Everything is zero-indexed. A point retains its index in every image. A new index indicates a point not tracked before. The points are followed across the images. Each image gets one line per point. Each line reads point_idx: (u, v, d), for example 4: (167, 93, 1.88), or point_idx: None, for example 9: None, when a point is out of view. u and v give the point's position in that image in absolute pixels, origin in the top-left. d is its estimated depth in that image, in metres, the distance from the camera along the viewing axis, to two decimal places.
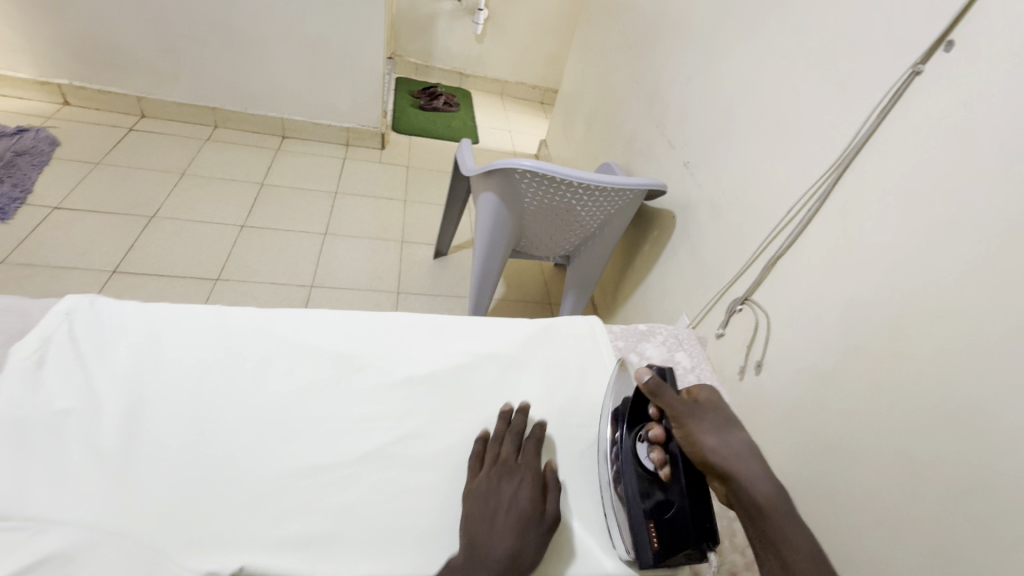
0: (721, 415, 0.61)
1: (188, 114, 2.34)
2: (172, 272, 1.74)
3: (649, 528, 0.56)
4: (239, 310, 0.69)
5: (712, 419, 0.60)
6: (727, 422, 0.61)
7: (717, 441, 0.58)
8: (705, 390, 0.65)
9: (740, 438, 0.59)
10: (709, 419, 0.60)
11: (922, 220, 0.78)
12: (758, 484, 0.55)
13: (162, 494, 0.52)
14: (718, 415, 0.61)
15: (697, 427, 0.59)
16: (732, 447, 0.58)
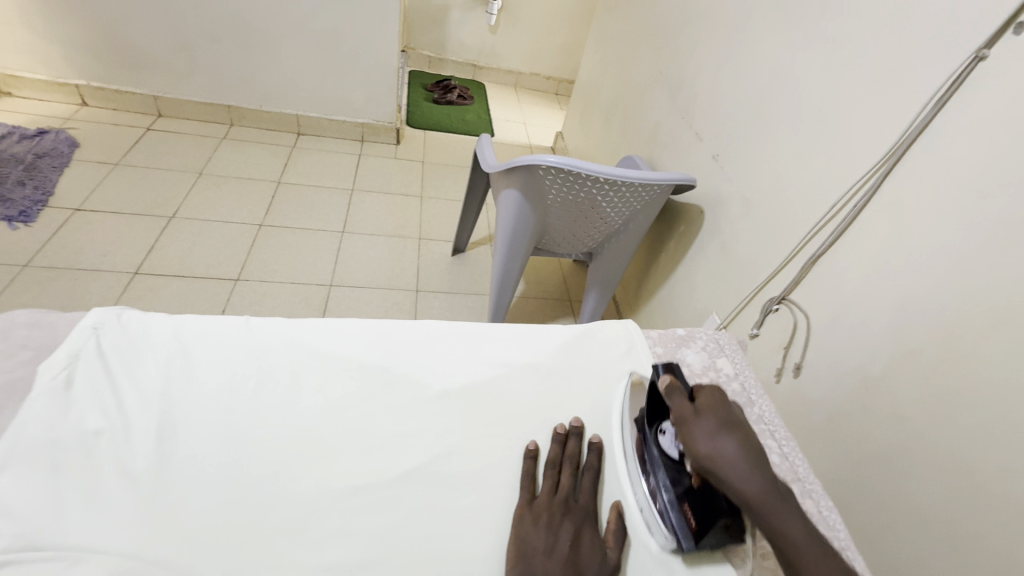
0: (719, 420, 0.58)
1: (204, 112, 2.33)
2: (192, 273, 1.74)
3: (683, 511, 0.56)
4: (268, 320, 0.66)
5: (706, 423, 0.58)
6: (724, 426, 0.58)
7: (706, 447, 0.56)
8: (709, 391, 0.62)
9: (736, 442, 0.56)
10: (702, 424, 0.58)
11: (986, 218, 0.73)
12: (744, 488, 0.53)
13: (196, 518, 0.50)
14: (715, 420, 0.58)
15: (688, 433, 0.58)
16: (722, 455, 0.55)
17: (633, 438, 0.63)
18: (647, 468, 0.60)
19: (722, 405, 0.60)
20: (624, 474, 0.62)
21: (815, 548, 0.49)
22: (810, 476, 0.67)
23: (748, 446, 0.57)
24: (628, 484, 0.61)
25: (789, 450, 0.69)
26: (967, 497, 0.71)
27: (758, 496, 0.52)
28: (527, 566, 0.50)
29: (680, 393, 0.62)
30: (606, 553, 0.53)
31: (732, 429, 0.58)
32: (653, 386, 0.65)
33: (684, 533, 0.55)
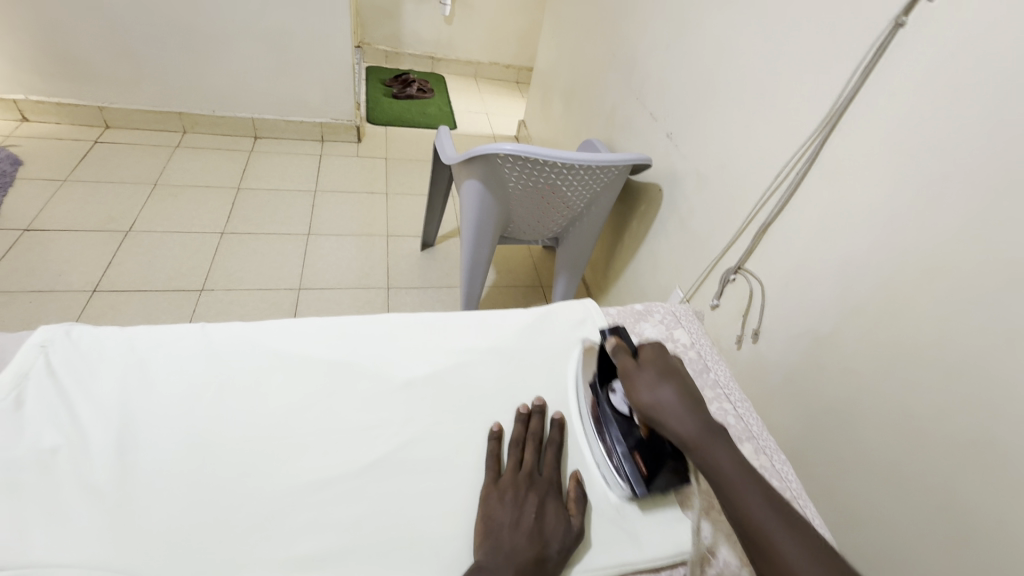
0: (658, 371, 0.61)
1: (155, 121, 2.26)
2: (153, 287, 1.70)
3: (635, 460, 0.60)
4: (225, 325, 0.67)
5: (647, 375, 0.61)
6: (664, 376, 0.61)
7: (647, 396, 0.59)
8: (651, 347, 0.65)
9: (674, 390, 0.59)
10: (643, 376, 0.61)
11: (913, 178, 0.77)
12: (681, 430, 0.56)
13: (161, 523, 0.50)
14: (655, 370, 0.61)
15: (631, 385, 0.61)
16: (661, 401, 0.58)
17: (587, 402, 0.67)
18: (601, 424, 0.64)
19: (662, 357, 0.63)
20: (580, 429, 0.66)
21: (746, 480, 0.51)
22: (763, 433, 0.70)
23: (685, 392, 0.59)
24: (586, 442, 0.64)
25: (743, 410, 0.73)
26: (911, 440, 0.76)
27: (693, 436, 0.55)
28: (493, 540, 0.51)
29: (625, 351, 0.65)
30: (569, 520, 0.55)
31: (670, 379, 0.60)
32: (602, 350, 0.68)
33: (637, 480, 0.59)
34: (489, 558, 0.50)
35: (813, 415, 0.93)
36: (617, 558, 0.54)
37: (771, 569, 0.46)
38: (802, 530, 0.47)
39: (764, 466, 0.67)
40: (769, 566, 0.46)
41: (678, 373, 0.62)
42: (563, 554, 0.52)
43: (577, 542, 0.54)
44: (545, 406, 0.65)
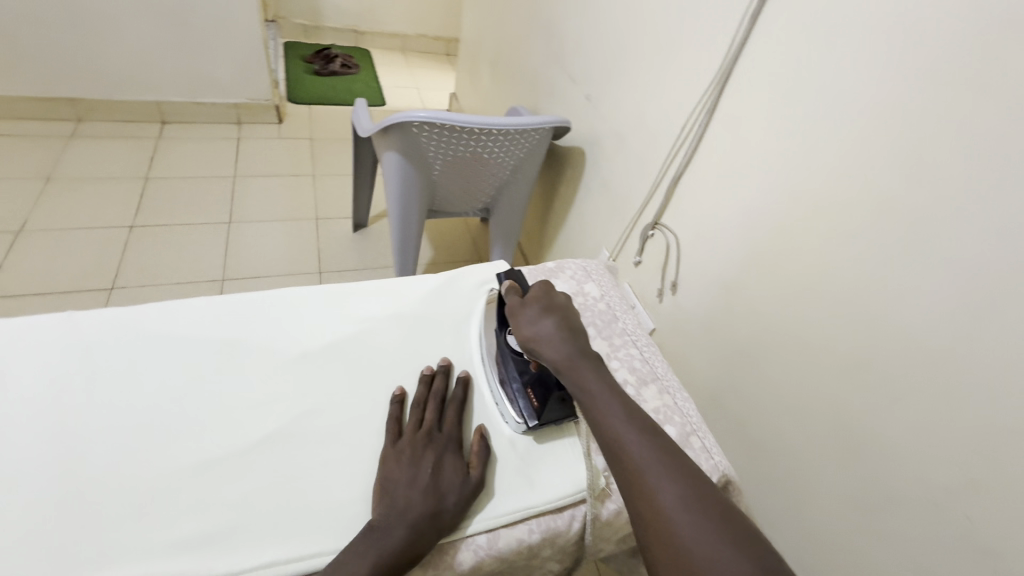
0: (540, 305, 0.63)
1: (42, 109, 2.04)
2: (54, 290, 1.56)
3: (528, 394, 0.61)
4: (98, 313, 0.63)
5: (530, 310, 0.62)
6: (545, 309, 0.62)
7: (528, 330, 0.61)
8: (539, 284, 0.66)
9: (554, 322, 0.61)
10: (527, 312, 0.63)
11: (796, 121, 0.81)
12: (556, 358, 0.58)
13: (19, 523, 0.46)
14: (538, 305, 0.63)
15: (516, 322, 0.62)
16: (540, 334, 0.60)
17: (489, 345, 0.68)
18: (499, 363, 0.66)
19: (549, 293, 0.65)
20: (481, 371, 0.67)
21: (608, 398, 0.54)
22: (667, 374, 0.73)
23: (564, 323, 0.61)
24: (485, 381, 0.66)
25: (649, 354, 0.75)
26: (806, 369, 0.81)
27: (565, 361, 0.58)
28: (388, 498, 0.51)
29: (517, 292, 0.66)
30: (469, 473, 0.55)
31: (552, 312, 0.62)
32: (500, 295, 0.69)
33: (529, 414, 0.61)
34: (383, 517, 0.50)
35: (725, 357, 0.97)
36: (520, 503, 0.55)
37: (621, 475, 0.48)
38: (653, 436, 0.50)
39: (667, 405, 0.69)
40: (619, 470, 0.49)
41: (563, 307, 0.63)
42: (461, 505, 0.53)
43: (476, 494, 0.55)
44: (450, 365, 0.65)
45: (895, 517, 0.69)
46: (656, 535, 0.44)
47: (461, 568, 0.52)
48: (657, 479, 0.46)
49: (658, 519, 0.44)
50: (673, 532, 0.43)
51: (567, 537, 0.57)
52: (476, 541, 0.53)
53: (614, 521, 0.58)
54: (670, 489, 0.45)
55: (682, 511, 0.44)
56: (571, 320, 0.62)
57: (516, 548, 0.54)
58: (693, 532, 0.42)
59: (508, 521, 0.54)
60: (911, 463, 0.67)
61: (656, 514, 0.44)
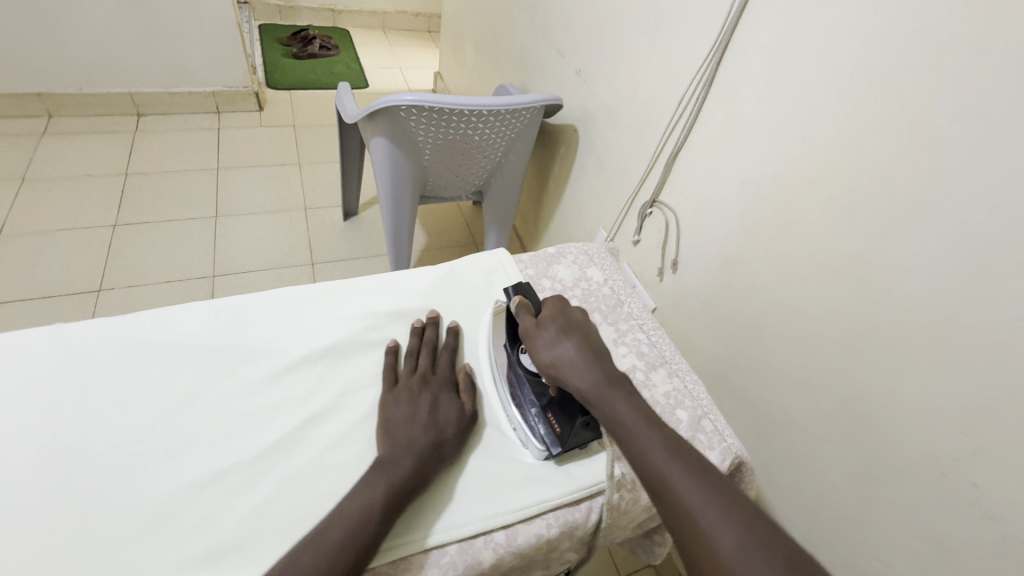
0: (558, 327, 0.60)
1: (11, 106, 1.96)
2: (41, 294, 1.52)
3: (547, 420, 0.59)
4: (86, 324, 0.60)
5: (547, 332, 0.60)
6: (564, 331, 0.60)
7: (548, 355, 0.58)
8: (553, 302, 0.64)
9: (574, 345, 0.59)
10: (544, 335, 0.60)
11: (795, 91, 0.78)
12: (580, 384, 0.56)
13: (24, 549, 0.45)
14: (555, 327, 0.60)
15: (533, 346, 0.60)
16: (561, 359, 0.58)
17: (500, 364, 0.65)
18: (514, 384, 0.63)
19: (565, 313, 0.62)
20: (491, 387, 0.65)
21: (644, 429, 0.51)
22: (675, 356, 0.72)
23: (586, 346, 0.59)
24: (494, 393, 0.64)
25: (657, 337, 0.74)
26: (811, 345, 0.80)
27: (592, 388, 0.55)
28: (391, 435, 0.54)
29: (528, 310, 0.64)
30: (463, 407, 0.59)
31: (571, 333, 0.60)
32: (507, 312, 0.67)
33: (552, 441, 0.58)
34: (388, 452, 0.52)
35: (728, 336, 0.97)
36: (536, 498, 0.55)
37: (666, 513, 0.45)
38: (698, 470, 0.46)
39: (678, 389, 0.69)
40: (666, 509, 0.45)
41: (581, 327, 0.61)
42: (460, 435, 0.56)
43: (472, 425, 0.59)
44: (440, 318, 0.68)
45: (899, 489, 0.70)
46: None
47: (482, 567, 0.51)
48: (710, 519, 0.42)
49: (716, 564, 0.40)
50: (729, 573, 0.40)
51: (585, 529, 0.57)
52: (494, 538, 0.52)
53: (631, 509, 0.58)
54: (727, 531, 0.42)
55: (742, 554, 0.40)
56: (592, 340, 0.60)
57: (536, 543, 0.54)
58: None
59: (525, 516, 0.54)
60: (915, 436, 0.67)
61: (713, 559, 0.41)
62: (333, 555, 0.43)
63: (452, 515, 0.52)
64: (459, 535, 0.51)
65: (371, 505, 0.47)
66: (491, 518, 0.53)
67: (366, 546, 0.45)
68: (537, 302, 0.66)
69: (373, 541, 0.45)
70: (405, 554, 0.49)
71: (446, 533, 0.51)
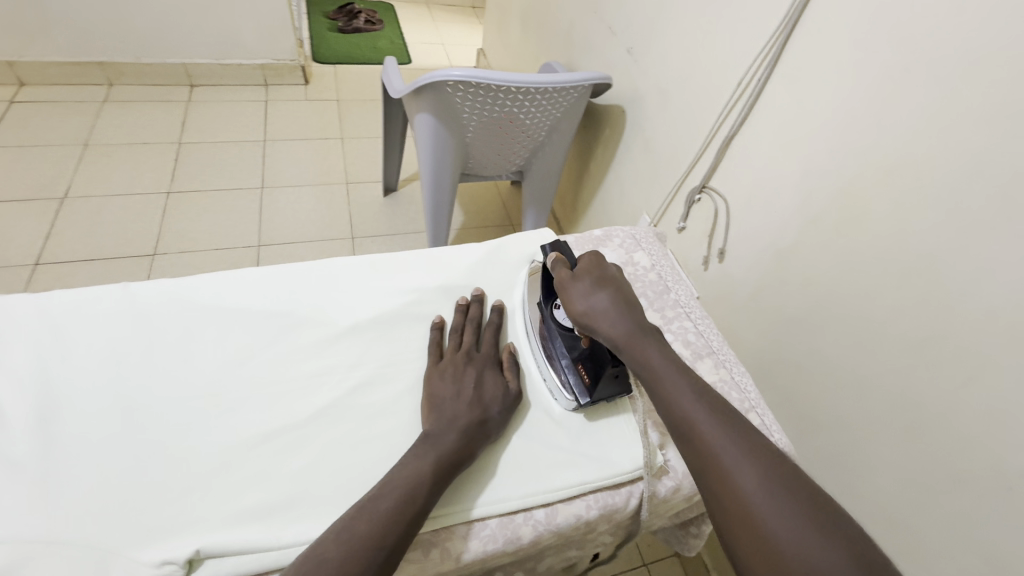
0: (594, 278, 0.59)
1: (74, 74, 2.05)
2: (100, 255, 1.60)
3: (578, 370, 0.60)
4: (148, 284, 0.63)
5: (582, 284, 0.59)
6: (599, 282, 0.59)
7: (582, 306, 0.58)
8: (589, 256, 0.63)
9: (609, 297, 0.58)
10: (578, 285, 0.59)
11: (874, 73, 0.73)
12: (613, 332, 0.56)
13: (94, 492, 0.48)
14: (590, 279, 0.59)
15: (566, 296, 0.59)
16: (595, 309, 0.57)
17: (535, 320, 0.66)
18: (546, 339, 0.64)
19: (599, 266, 0.61)
20: (524, 340, 0.67)
21: (676, 378, 0.51)
22: (723, 347, 0.70)
23: (620, 297, 0.59)
24: (533, 362, 0.65)
25: (704, 327, 0.73)
26: (866, 344, 0.77)
27: (626, 336, 0.55)
28: (436, 409, 0.55)
29: (564, 264, 0.62)
30: (507, 385, 0.59)
31: (605, 284, 0.59)
32: (545, 267, 0.65)
33: (580, 391, 0.59)
34: (433, 425, 0.53)
35: (775, 329, 0.93)
36: (575, 479, 0.55)
37: (692, 456, 0.47)
38: (726, 418, 0.47)
39: (725, 380, 0.67)
40: (693, 451, 0.46)
41: (615, 280, 0.60)
42: (504, 413, 0.57)
43: (516, 404, 0.59)
44: (484, 296, 0.69)
45: (955, 499, 0.67)
46: (736, 520, 0.41)
47: (521, 543, 0.52)
48: (737, 465, 0.44)
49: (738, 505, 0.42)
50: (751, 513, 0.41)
51: (624, 513, 0.56)
52: (535, 516, 0.53)
53: (670, 498, 0.58)
54: (749, 473, 0.43)
55: (764, 498, 0.41)
56: (626, 292, 0.59)
57: (575, 524, 0.54)
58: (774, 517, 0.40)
59: (565, 496, 0.54)
60: (977, 443, 0.64)
61: (735, 500, 0.42)
62: (386, 520, 0.44)
63: (493, 491, 0.53)
64: (499, 511, 0.52)
65: (420, 475, 0.48)
66: (531, 496, 0.53)
67: (415, 513, 0.45)
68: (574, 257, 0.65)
69: (422, 509, 0.46)
70: (446, 525, 0.50)
71: (486, 509, 0.52)
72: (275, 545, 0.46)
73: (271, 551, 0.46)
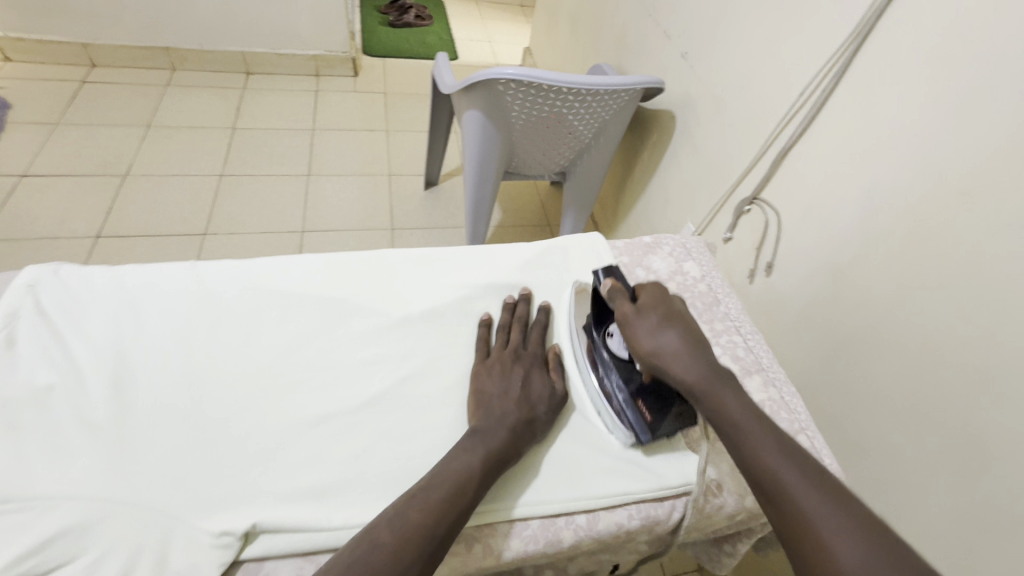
0: (660, 314, 0.58)
1: (141, 57, 2.14)
2: (155, 233, 1.67)
3: (638, 406, 0.58)
4: (214, 264, 0.66)
5: (647, 320, 0.57)
6: (665, 319, 0.57)
7: (650, 344, 0.56)
8: (650, 289, 0.61)
9: (678, 334, 0.56)
10: (644, 322, 0.57)
11: (957, 88, 0.69)
12: (685, 375, 0.54)
13: (160, 459, 0.50)
14: (656, 316, 0.58)
15: (632, 334, 0.57)
16: (666, 349, 0.55)
17: (581, 343, 0.65)
18: (599, 370, 0.62)
19: (664, 305, 0.59)
20: (575, 369, 0.65)
21: (757, 428, 0.50)
22: (773, 364, 0.69)
23: (688, 335, 0.57)
24: (585, 392, 0.63)
25: (754, 342, 0.71)
26: (926, 371, 0.73)
27: (699, 380, 0.53)
28: (484, 405, 0.55)
29: (622, 295, 0.60)
30: (554, 387, 0.59)
31: (673, 322, 0.57)
32: (597, 293, 0.64)
33: (642, 428, 0.57)
34: (482, 420, 0.54)
35: (824, 348, 0.90)
36: (619, 488, 0.55)
37: (778, 515, 0.45)
38: (814, 473, 0.46)
39: (773, 399, 0.66)
40: (779, 511, 0.45)
41: (681, 318, 0.58)
42: (550, 414, 0.57)
43: (562, 405, 0.59)
44: (531, 295, 0.69)
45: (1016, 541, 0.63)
46: None
47: (562, 546, 0.52)
48: (826, 526, 0.42)
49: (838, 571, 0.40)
50: None
51: (665, 526, 0.56)
52: (576, 520, 0.53)
53: (713, 516, 0.57)
54: (846, 535, 0.41)
55: (862, 567, 0.39)
56: (695, 332, 0.57)
57: (616, 532, 0.54)
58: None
59: (607, 503, 0.54)
60: None
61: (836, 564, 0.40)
62: (438, 512, 0.45)
63: (537, 491, 0.53)
64: (542, 512, 0.52)
65: (470, 470, 0.48)
66: (575, 501, 0.53)
67: (465, 507, 0.46)
68: (629, 284, 0.63)
69: (471, 503, 0.47)
70: (490, 521, 0.51)
71: (530, 509, 0.52)
72: (326, 526, 0.48)
73: (322, 531, 0.48)
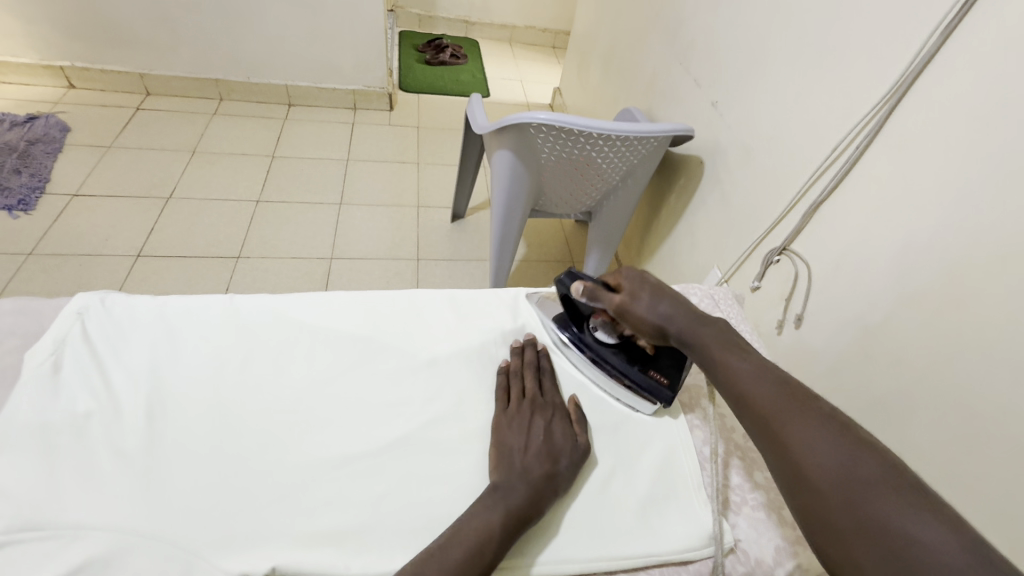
0: (650, 291, 0.63)
1: (192, 88, 2.27)
2: (191, 254, 1.73)
3: (652, 375, 0.66)
4: (250, 297, 0.69)
5: (641, 299, 0.64)
6: (656, 292, 0.63)
7: (651, 317, 0.62)
8: (627, 274, 0.66)
9: (669, 302, 0.63)
10: (639, 301, 0.64)
11: (996, 153, 0.69)
12: (677, 329, 0.61)
13: (187, 490, 0.51)
14: (646, 291, 0.64)
15: (632, 316, 0.64)
16: (661, 315, 0.62)
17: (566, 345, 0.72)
18: (597, 360, 0.69)
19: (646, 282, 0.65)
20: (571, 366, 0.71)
21: (760, 383, 0.53)
22: None
23: (678, 299, 0.63)
24: (593, 383, 0.69)
25: None
26: (966, 441, 0.70)
27: (688, 331, 0.60)
28: (506, 460, 0.55)
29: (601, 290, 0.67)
30: (577, 438, 0.59)
31: (662, 292, 0.63)
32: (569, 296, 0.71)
33: (661, 392, 0.65)
34: (504, 475, 0.53)
35: (856, 408, 0.87)
36: (640, 549, 0.53)
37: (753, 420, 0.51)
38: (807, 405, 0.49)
39: None
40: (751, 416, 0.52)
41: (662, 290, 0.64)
42: (573, 467, 0.56)
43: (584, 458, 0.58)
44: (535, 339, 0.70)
45: None
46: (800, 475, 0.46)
47: None
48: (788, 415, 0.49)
49: (843, 487, 0.43)
50: (811, 458, 0.45)
51: None
52: None
53: None
54: (829, 449, 0.45)
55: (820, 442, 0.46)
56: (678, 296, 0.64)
57: None
58: (884, 498, 0.41)
59: (628, 565, 0.52)
60: None
61: (831, 477, 0.44)
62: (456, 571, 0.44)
63: (557, 551, 0.52)
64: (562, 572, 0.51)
65: (489, 528, 0.48)
66: (595, 561, 0.52)
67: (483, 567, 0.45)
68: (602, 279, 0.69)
69: (490, 562, 0.46)
70: None
71: (549, 568, 0.51)
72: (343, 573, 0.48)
73: None
